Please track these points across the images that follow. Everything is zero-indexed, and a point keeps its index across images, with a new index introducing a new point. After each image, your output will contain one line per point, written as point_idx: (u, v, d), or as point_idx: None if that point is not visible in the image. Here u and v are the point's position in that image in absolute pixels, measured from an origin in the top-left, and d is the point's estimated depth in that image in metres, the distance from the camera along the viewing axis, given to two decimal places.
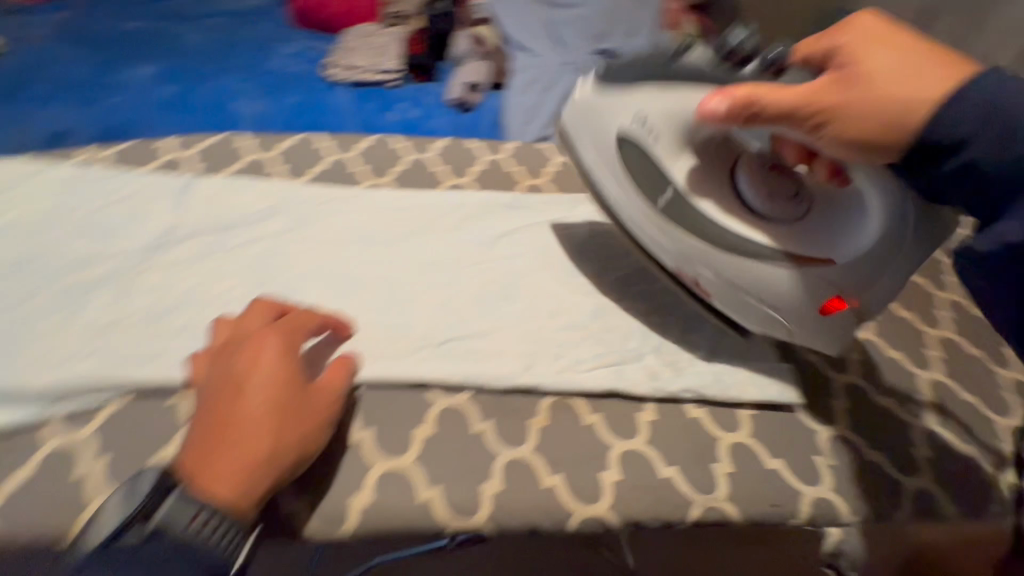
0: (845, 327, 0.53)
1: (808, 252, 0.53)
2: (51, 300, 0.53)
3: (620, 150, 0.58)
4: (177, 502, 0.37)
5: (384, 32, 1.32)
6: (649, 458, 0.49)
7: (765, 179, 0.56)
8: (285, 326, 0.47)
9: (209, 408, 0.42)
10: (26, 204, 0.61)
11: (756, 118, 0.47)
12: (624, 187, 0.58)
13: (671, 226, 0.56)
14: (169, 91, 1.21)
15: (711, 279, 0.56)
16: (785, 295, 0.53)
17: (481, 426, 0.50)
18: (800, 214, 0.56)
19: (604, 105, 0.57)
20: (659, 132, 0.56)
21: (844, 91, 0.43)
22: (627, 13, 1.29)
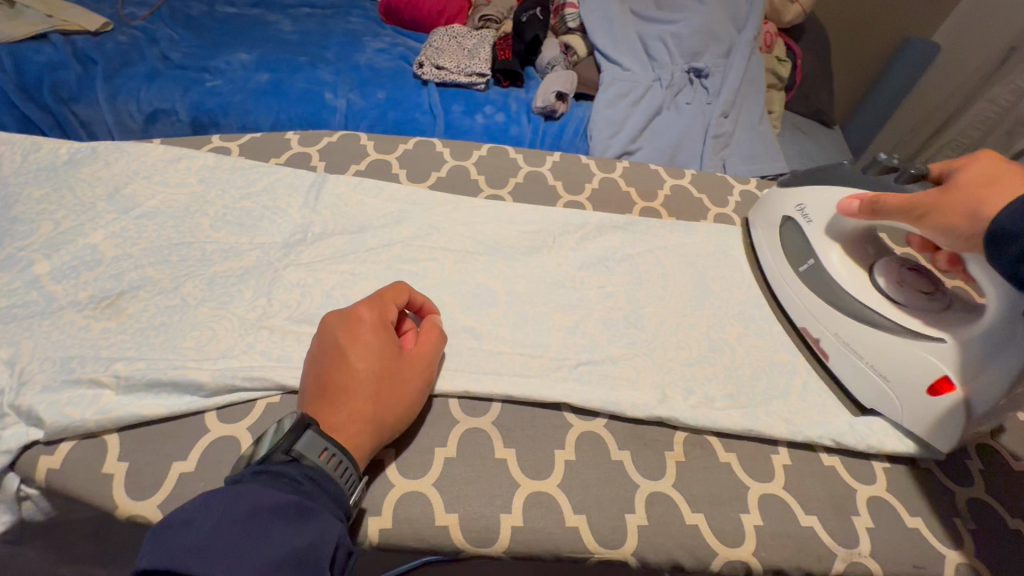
0: (949, 420, 0.49)
1: (924, 329, 0.52)
2: (202, 287, 0.55)
3: (780, 228, 0.65)
4: (313, 440, 0.39)
5: (473, 35, 1.32)
6: (788, 503, 0.48)
7: (902, 274, 0.56)
8: (379, 299, 0.49)
9: (317, 371, 0.45)
10: (171, 190, 0.64)
11: (874, 212, 0.52)
12: (777, 259, 0.64)
13: (805, 287, 0.60)
14: (262, 77, 1.21)
15: (830, 340, 0.57)
16: (916, 376, 0.50)
17: (620, 455, 0.49)
18: (939, 308, 0.54)
19: (780, 199, 0.66)
20: (815, 218, 0.61)
21: (946, 194, 0.45)
22: (722, 31, 1.27)
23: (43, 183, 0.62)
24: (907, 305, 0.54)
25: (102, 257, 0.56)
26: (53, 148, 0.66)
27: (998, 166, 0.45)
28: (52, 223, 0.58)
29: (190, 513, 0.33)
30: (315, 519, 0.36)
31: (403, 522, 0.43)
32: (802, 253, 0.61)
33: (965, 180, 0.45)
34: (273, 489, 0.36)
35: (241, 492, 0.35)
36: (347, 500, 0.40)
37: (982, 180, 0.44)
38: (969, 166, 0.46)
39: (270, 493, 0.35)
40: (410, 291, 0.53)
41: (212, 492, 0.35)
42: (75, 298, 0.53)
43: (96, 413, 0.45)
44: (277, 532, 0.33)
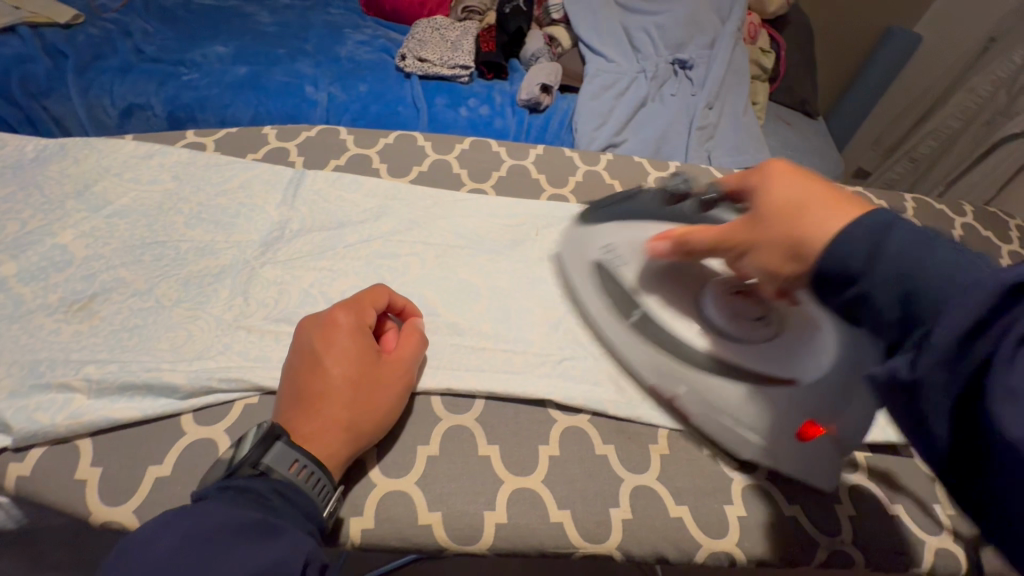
0: (823, 456, 0.47)
1: (773, 370, 0.48)
2: (177, 287, 0.54)
3: (590, 273, 0.57)
4: (283, 453, 0.39)
5: (456, 26, 1.31)
6: (772, 494, 0.49)
7: (731, 302, 0.52)
8: (356, 303, 0.48)
9: (294, 380, 0.43)
10: (143, 187, 0.62)
11: (691, 252, 0.48)
12: (603, 306, 0.55)
13: (635, 334, 0.53)
14: (240, 70, 1.19)
15: (686, 398, 0.50)
16: (764, 420, 0.47)
17: (604, 449, 0.49)
18: (767, 336, 0.51)
19: (587, 236, 0.59)
20: (628, 259, 0.56)
21: (753, 223, 0.41)
22: (707, 22, 1.26)
23: (8, 181, 0.60)
24: (739, 339, 0.50)
25: (72, 258, 0.55)
26: (19, 146, 0.64)
27: (803, 185, 0.39)
28: (18, 223, 0.56)
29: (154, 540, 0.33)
30: (281, 535, 0.35)
31: (386, 522, 0.43)
32: (626, 299, 0.54)
33: (772, 207, 0.39)
34: (238, 507, 0.36)
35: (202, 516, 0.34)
36: (323, 513, 0.39)
37: (786, 204, 0.38)
38: (766, 186, 0.41)
39: (233, 512, 0.35)
40: (392, 292, 0.52)
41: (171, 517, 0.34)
42: (44, 300, 0.51)
43: (67, 418, 0.44)
44: (235, 554, 0.32)
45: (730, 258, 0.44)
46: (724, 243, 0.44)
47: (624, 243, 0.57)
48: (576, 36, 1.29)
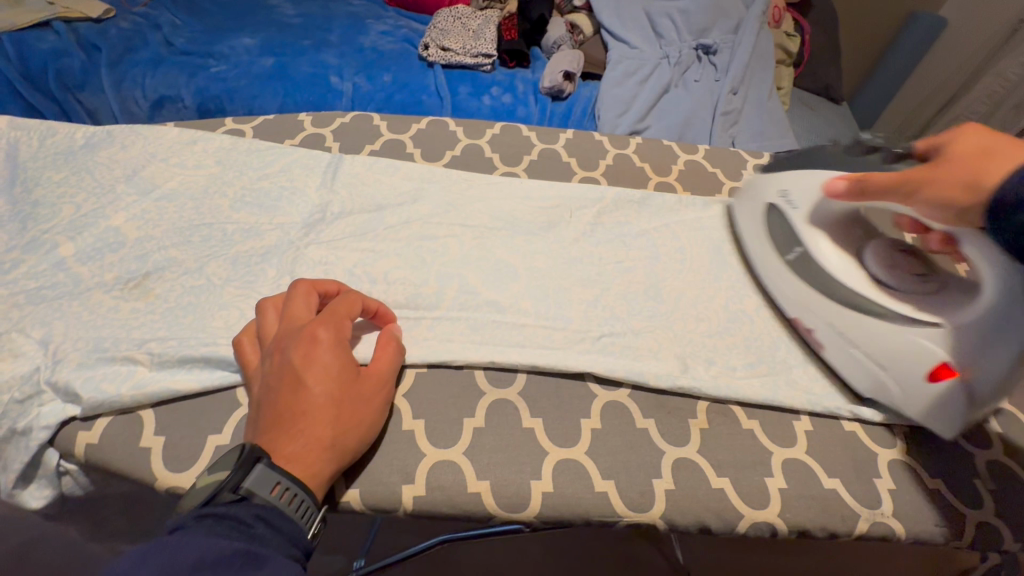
0: (954, 403, 0.46)
1: (919, 313, 0.49)
2: (226, 267, 0.55)
3: (761, 220, 0.62)
4: (264, 475, 0.37)
5: (478, 15, 1.31)
6: (811, 467, 0.49)
7: (894, 257, 0.54)
8: (334, 315, 0.46)
9: (271, 398, 0.41)
10: (188, 172, 0.64)
11: (866, 190, 0.50)
12: (764, 250, 0.61)
13: (790, 271, 0.58)
14: (267, 62, 1.20)
15: (823, 330, 0.54)
16: (898, 351, 0.49)
17: (645, 422, 0.50)
18: (930, 289, 0.51)
19: (767, 182, 0.63)
20: (800, 204, 0.58)
21: (928, 168, 0.45)
22: (731, 6, 1.25)
23: (61, 167, 0.62)
24: (899, 288, 0.51)
25: (125, 239, 0.57)
26: (69, 133, 0.66)
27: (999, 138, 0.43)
28: (73, 207, 0.59)
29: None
30: (264, 565, 0.32)
31: (436, 490, 0.44)
32: (791, 238, 0.59)
33: (959, 153, 0.44)
34: (215, 537, 0.33)
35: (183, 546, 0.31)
36: (306, 537, 0.37)
37: (973, 150, 0.43)
38: (957, 139, 0.46)
39: (213, 541, 0.32)
40: (364, 299, 0.50)
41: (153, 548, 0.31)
42: (101, 279, 0.53)
43: (131, 388, 0.46)
44: None
45: (892, 200, 0.48)
46: (878, 183, 0.48)
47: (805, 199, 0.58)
48: (598, 24, 1.29)
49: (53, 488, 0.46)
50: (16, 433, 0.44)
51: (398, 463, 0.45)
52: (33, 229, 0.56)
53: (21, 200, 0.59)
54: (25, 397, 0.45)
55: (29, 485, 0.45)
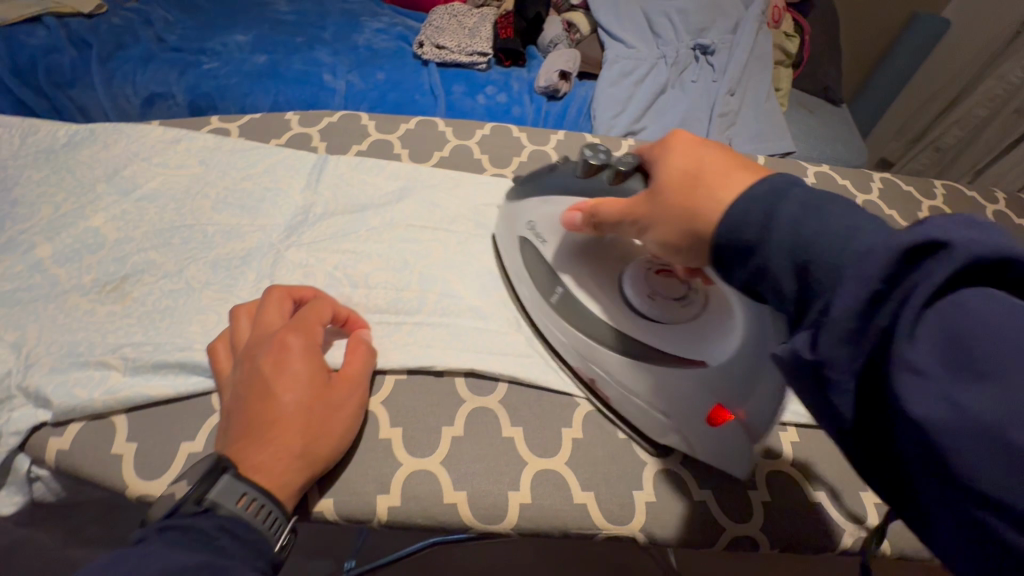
0: (732, 442, 0.43)
1: (682, 351, 0.44)
2: (205, 270, 0.55)
3: (519, 249, 0.55)
4: (228, 485, 0.36)
5: (474, 13, 1.30)
6: (797, 479, 0.48)
7: (650, 281, 0.47)
8: (306, 321, 0.45)
9: (240, 406, 0.41)
10: (171, 171, 0.63)
11: (600, 225, 0.45)
12: (530, 293, 0.53)
13: (557, 317, 0.50)
14: (260, 59, 1.19)
15: (603, 379, 0.48)
16: (681, 404, 0.43)
17: (628, 432, 0.49)
18: (693, 315, 0.46)
19: (515, 210, 0.56)
20: (548, 238, 0.52)
21: (651, 195, 0.39)
22: (729, 6, 1.23)
23: (41, 166, 0.61)
24: (662, 322, 0.46)
25: (104, 240, 0.56)
26: (50, 131, 0.65)
27: (700, 156, 0.38)
28: (52, 207, 0.58)
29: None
30: None
31: (411, 500, 0.43)
32: (548, 278, 0.51)
33: (669, 178, 0.38)
34: (179, 547, 0.33)
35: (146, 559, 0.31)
36: (274, 550, 0.37)
37: (681, 175, 0.37)
38: (665, 157, 0.39)
39: (177, 552, 0.32)
40: (336, 306, 0.50)
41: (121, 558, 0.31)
42: (78, 282, 0.52)
43: (103, 393, 0.45)
44: None
45: (629, 230, 0.42)
46: (615, 213, 0.43)
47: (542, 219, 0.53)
48: (595, 22, 1.28)
49: (24, 495, 0.45)
50: None
51: (374, 472, 0.44)
52: (10, 230, 0.55)
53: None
54: None
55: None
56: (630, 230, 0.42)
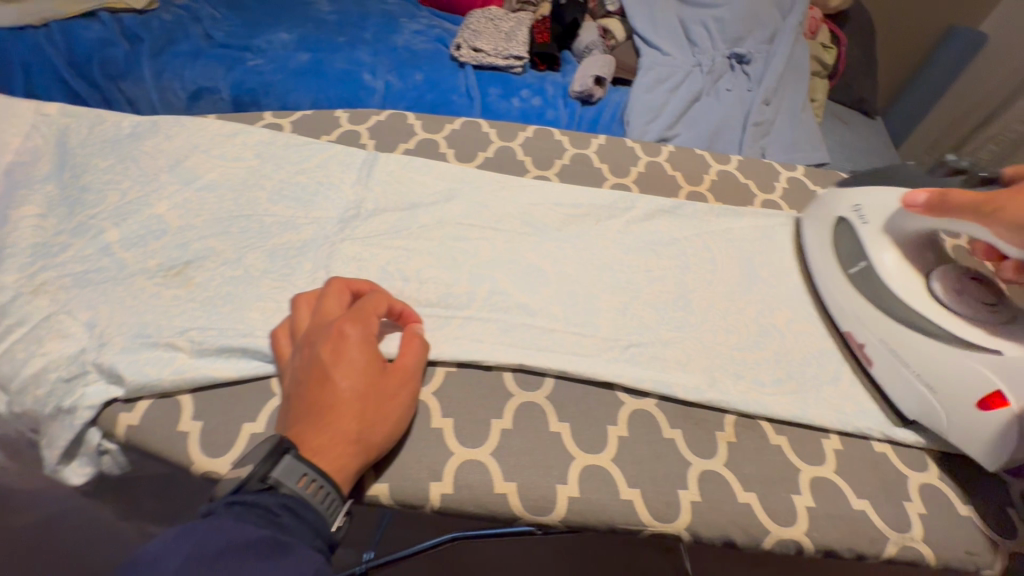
0: (996, 430, 0.46)
1: (982, 338, 0.49)
2: (263, 259, 0.57)
3: (835, 228, 0.62)
4: (291, 466, 0.37)
5: (510, 17, 1.32)
6: (839, 487, 0.49)
7: (963, 283, 0.53)
8: (362, 312, 0.47)
9: (300, 392, 0.42)
10: (229, 164, 0.65)
11: (946, 211, 0.49)
12: (830, 264, 0.61)
13: (851, 287, 0.58)
14: (303, 58, 1.23)
15: (876, 345, 0.54)
16: (948, 376, 0.48)
17: (672, 433, 0.50)
18: (994, 319, 0.50)
19: (842, 197, 0.62)
20: (870, 218, 0.57)
21: (1012, 191, 0.45)
22: (767, 16, 1.24)
23: (108, 154, 0.64)
24: (962, 314, 0.51)
25: (168, 227, 0.58)
26: (116, 122, 0.68)
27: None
28: (119, 194, 0.60)
29: (156, 556, 0.31)
30: (287, 555, 0.33)
31: (463, 488, 0.45)
32: (857, 253, 0.58)
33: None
34: (244, 524, 0.34)
35: (209, 532, 0.33)
36: (331, 530, 0.38)
37: None
38: None
39: (241, 529, 0.33)
40: (389, 298, 0.51)
41: (185, 530, 0.33)
42: (144, 266, 0.55)
43: (171, 373, 0.47)
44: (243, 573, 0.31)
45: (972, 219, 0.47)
46: (968, 201, 0.48)
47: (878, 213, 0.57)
48: (630, 29, 1.29)
49: (93, 466, 0.47)
50: (61, 411, 0.45)
51: (427, 460, 0.46)
52: (81, 214, 0.58)
53: (70, 185, 0.61)
54: (72, 377, 0.46)
55: (72, 462, 0.47)
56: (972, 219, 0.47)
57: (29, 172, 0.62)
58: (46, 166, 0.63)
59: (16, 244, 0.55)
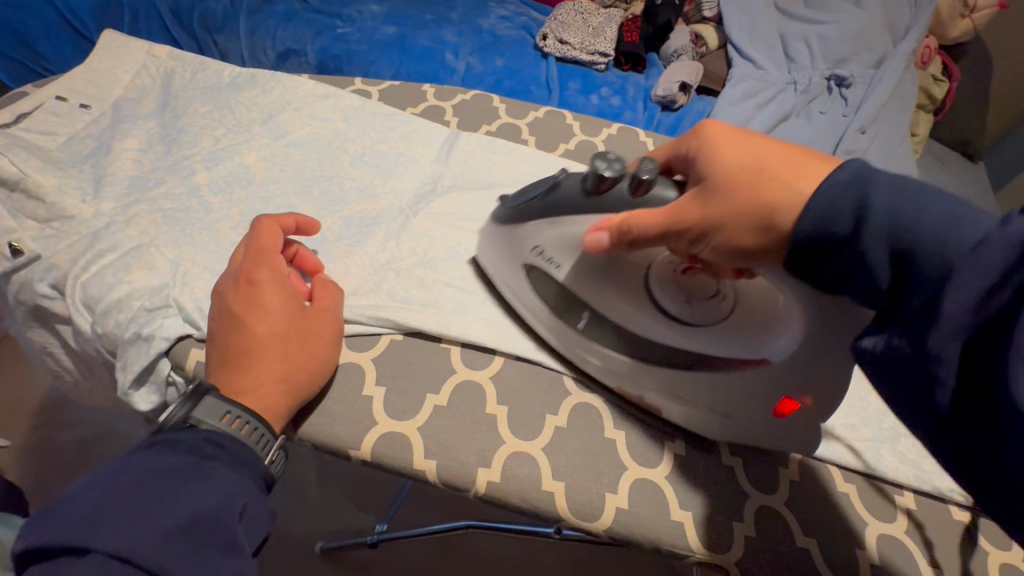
0: (798, 429, 0.45)
1: (736, 351, 0.44)
2: (340, 224, 0.57)
3: (522, 278, 0.50)
4: (212, 406, 0.40)
5: (601, 12, 1.29)
6: (908, 550, 0.45)
7: (679, 285, 0.47)
8: (264, 257, 0.47)
9: (221, 341, 0.44)
10: (317, 123, 0.66)
11: (635, 243, 0.42)
12: (544, 319, 0.50)
13: (590, 345, 0.48)
14: (390, 30, 1.24)
15: (656, 396, 0.47)
16: (740, 407, 0.45)
17: (732, 460, 0.48)
18: (727, 312, 0.46)
19: (515, 234, 0.49)
20: (560, 261, 0.47)
21: (705, 202, 0.38)
22: (876, 40, 1.16)
23: (207, 100, 0.66)
24: (706, 330, 0.46)
25: (253, 177, 0.60)
26: (217, 70, 0.70)
27: (748, 146, 0.38)
28: (213, 139, 0.62)
29: (71, 498, 0.34)
30: (211, 481, 0.37)
31: (510, 480, 0.44)
32: (570, 305, 0.48)
33: (724, 177, 0.38)
34: (170, 456, 0.38)
35: (120, 470, 0.36)
36: (263, 463, 0.41)
37: (741, 169, 0.37)
38: (714, 151, 0.39)
39: (168, 459, 0.37)
40: (300, 241, 0.51)
41: (95, 475, 0.36)
42: (228, 213, 0.56)
43: None
44: (171, 498, 0.35)
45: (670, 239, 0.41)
46: (652, 220, 0.40)
47: (564, 252, 0.47)
48: (725, 38, 1.24)
49: (158, 397, 0.48)
50: (140, 338, 0.47)
51: (477, 445, 0.45)
52: (176, 153, 0.60)
53: (169, 125, 0.63)
54: (154, 307, 0.48)
55: (141, 388, 0.48)
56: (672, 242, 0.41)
57: (135, 108, 0.65)
58: (149, 104, 0.66)
59: (115, 174, 0.57)
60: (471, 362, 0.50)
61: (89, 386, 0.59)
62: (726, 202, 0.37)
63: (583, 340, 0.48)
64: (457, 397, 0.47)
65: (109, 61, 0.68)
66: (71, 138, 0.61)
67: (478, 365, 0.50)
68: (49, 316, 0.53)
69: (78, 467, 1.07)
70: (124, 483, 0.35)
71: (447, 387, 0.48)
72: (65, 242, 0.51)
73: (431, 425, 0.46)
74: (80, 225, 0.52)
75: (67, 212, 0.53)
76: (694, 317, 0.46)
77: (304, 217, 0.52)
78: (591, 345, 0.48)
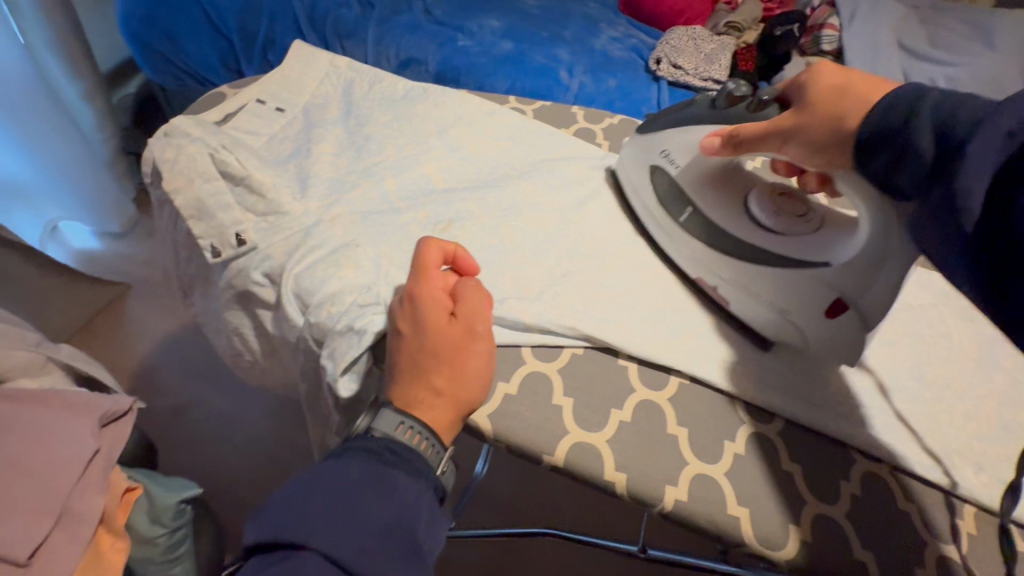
0: (849, 342, 0.49)
1: (807, 255, 0.50)
2: (516, 233, 0.61)
3: (647, 176, 0.61)
4: (390, 419, 0.43)
5: (713, 39, 1.30)
6: None
7: (775, 201, 0.56)
8: (420, 271, 0.49)
9: (395, 356, 0.46)
10: (485, 139, 0.70)
11: (740, 145, 0.50)
12: (656, 215, 0.60)
13: (683, 233, 0.58)
14: (507, 46, 1.28)
15: (727, 287, 0.55)
16: (796, 300, 0.51)
17: (906, 505, 0.48)
18: (813, 229, 0.53)
19: (648, 140, 0.61)
20: (680, 159, 0.58)
21: (797, 112, 0.45)
22: (1011, 84, 1.12)
23: (385, 111, 0.71)
24: (785, 235, 0.53)
25: (434, 187, 0.64)
26: (392, 82, 0.75)
27: (841, 71, 0.44)
28: (395, 147, 0.67)
29: (284, 498, 0.38)
30: (394, 492, 0.39)
31: (698, 500, 0.46)
32: (678, 199, 0.58)
33: (816, 92, 0.44)
34: (356, 464, 0.40)
35: (314, 478, 0.39)
36: (436, 475, 0.42)
37: (830, 85, 0.43)
38: (813, 74, 0.45)
39: (354, 466, 0.40)
40: (450, 257, 0.52)
41: (299, 476, 0.40)
42: (415, 217, 0.60)
43: None
44: (362, 505, 0.38)
45: (767, 145, 0.48)
46: (748, 136, 0.49)
47: (679, 151, 0.58)
48: None
49: (357, 385, 0.51)
50: (351, 330, 0.51)
51: (662, 464, 0.47)
52: (366, 159, 0.65)
53: (355, 131, 0.68)
54: (365, 304, 0.52)
55: (341, 378, 0.50)
56: (768, 147, 0.48)
57: (323, 114, 0.70)
58: (334, 111, 0.71)
59: (317, 175, 0.62)
60: (647, 381, 0.52)
61: (268, 365, 0.65)
62: (827, 100, 0.43)
63: (687, 240, 0.57)
64: (639, 414, 0.50)
65: (298, 68, 0.74)
66: (271, 138, 0.67)
67: (655, 385, 0.52)
68: (255, 301, 0.58)
69: (192, 434, 1.16)
70: (326, 488, 0.38)
71: (629, 403, 0.51)
72: (280, 235, 0.57)
73: (618, 438, 0.48)
74: (292, 220, 0.58)
75: (283, 208, 0.58)
76: (784, 227, 0.53)
77: (463, 255, 0.52)
78: (689, 242, 0.57)
